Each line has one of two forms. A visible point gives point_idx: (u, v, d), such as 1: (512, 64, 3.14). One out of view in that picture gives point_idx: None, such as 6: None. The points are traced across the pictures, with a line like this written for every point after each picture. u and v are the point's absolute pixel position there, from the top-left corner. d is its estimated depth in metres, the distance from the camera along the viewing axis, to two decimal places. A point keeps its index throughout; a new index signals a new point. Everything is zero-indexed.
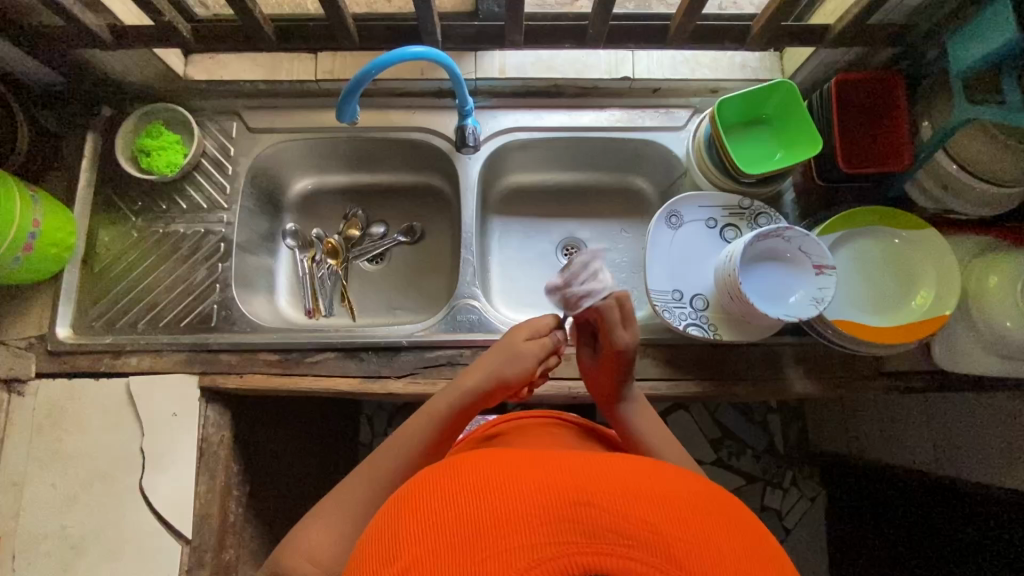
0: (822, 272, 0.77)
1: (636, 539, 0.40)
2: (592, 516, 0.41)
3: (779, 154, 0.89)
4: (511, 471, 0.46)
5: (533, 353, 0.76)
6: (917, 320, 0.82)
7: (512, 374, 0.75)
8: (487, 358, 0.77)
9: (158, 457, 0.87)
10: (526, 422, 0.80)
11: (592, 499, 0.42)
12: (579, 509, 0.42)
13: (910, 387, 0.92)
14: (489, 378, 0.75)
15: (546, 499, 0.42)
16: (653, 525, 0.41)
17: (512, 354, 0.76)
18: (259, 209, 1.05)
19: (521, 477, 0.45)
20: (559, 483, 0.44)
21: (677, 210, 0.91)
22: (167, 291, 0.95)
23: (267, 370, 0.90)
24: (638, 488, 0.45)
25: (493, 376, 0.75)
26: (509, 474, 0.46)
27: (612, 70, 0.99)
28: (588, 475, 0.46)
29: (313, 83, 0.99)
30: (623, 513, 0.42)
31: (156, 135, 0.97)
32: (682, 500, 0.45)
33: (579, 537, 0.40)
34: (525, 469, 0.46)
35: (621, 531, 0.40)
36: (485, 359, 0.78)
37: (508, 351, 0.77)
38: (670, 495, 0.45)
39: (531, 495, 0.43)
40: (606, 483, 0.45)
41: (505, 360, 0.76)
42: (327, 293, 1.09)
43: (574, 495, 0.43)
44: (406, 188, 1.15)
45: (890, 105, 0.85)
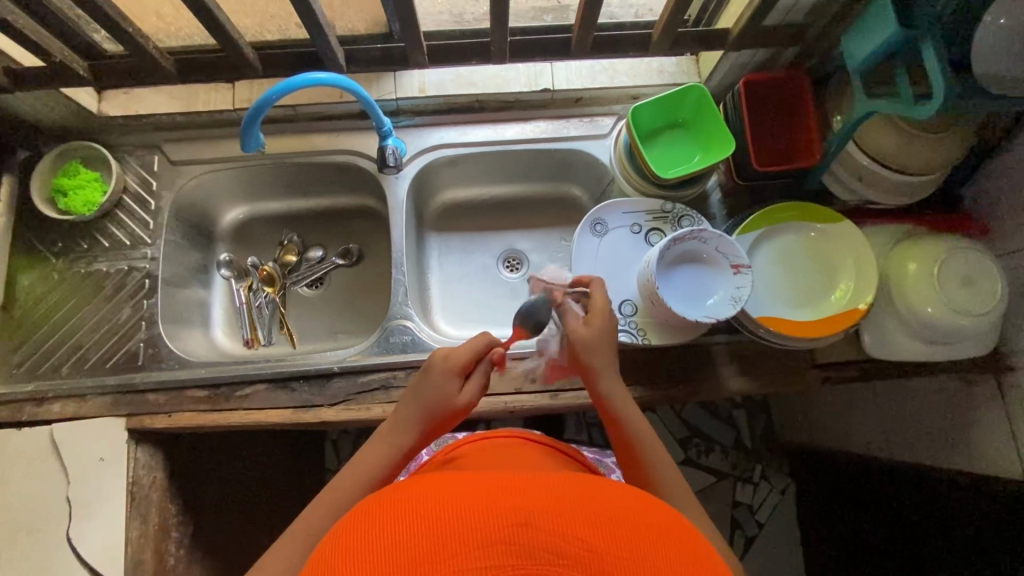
0: (740, 272, 0.78)
1: (571, 559, 0.38)
2: (526, 536, 0.39)
3: (697, 157, 0.90)
4: (441, 493, 0.43)
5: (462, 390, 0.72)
6: (837, 313, 0.83)
7: (436, 421, 0.71)
8: (411, 407, 0.72)
9: (86, 504, 0.84)
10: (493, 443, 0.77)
11: (526, 517, 0.40)
12: (512, 528, 0.39)
13: (846, 377, 0.93)
14: (418, 432, 0.71)
15: (478, 520, 0.40)
16: (591, 544, 0.39)
17: (436, 405, 0.71)
18: (187, 242, 1.04)
19: (451, 499, 0.42)
20: (490, 502, 0.41)
21: (601, 218, 0.91)
22: (90, 333, 0.93)
23: (197, 406, 0.88)
24: (574, 502, 0.42)
25: (424, 427, 0.71)
26: (438, 497, 0.43)
27: (532, 83, 1.00)
28: (520, 490, 0.43)
29: (231, 112, 0.98)
30: (560, 531, 0.39)
31: (73, 174, 0.95)
32: (620, 512, 0.43)
33: (511, 560, 0.38)
34: (455, 489, 0.44)
35: (556, 551, 0.38)
36: (407, 407, 0.73)
37: (430, 400, 0.72)
38: (607, 507, 0.43)
39: (460, 518, 0.40)
40: (542, 498, 0.42)
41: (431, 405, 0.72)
42: (265, 322, 1.07)
43: (506, 513, 0.40)
44: (342, 210, 1.14)
45: (797, 103, 0.86)
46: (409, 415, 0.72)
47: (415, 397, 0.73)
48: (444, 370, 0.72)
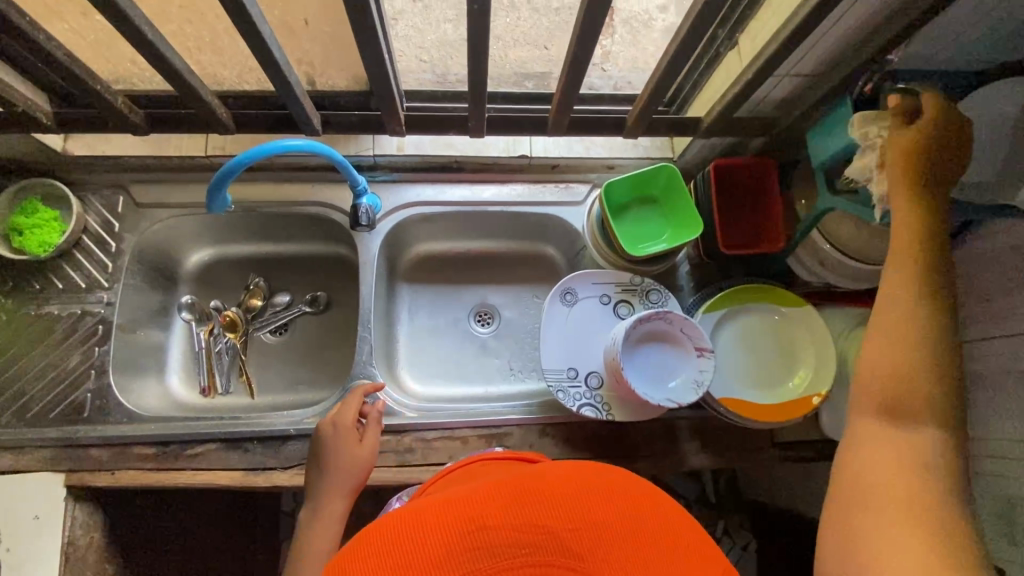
0: (703, 356, 0.80)
1: (534, 546, 0.43)
2: (502, 536, 0.43)
3: (665, 235, 0.92)
4: (410, 515, 0.46)
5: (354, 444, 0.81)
6: (796, 399, 0.84)
7: (354, 474, 0.79)
8: (325, 471, 0.79)
9: (14, 567, 0.80)
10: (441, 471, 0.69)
11: (496, 524, 0.44)
12: (492, 535, 0.43)
13: (804, 457, 0.94)
14: (343, 492, 0.78)
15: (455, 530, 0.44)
16: (548, 527, 0.44)
17: (345, 465, 0.80)
18: (148, 285, 1.01)
19: (421, 521, 0.45)
20: (460, 514, 0.45)
21: (571, 288, 0.92)
22: (35, 380, 0.89)
23: (143, 464, 0.85)
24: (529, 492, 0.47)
25: (346, 487, 0.78)
26: (406, 521, 0.45)
27: (510, 149, 1.01)
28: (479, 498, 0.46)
29: (203, 158, 0.96)
30: (528, 524, 0.44)
31: (30, 212, 0.91)
32: (572, 488, 0.48)
33: (495, 560, 0.42)
34: (420, 510, 0.46)
35: (518, 543, 0.43)
36: (321, 476, 0.80)
37: (338, 461, 0.80)
38: (557, 487, 0.48)
39: (436, 532, 0.44)
40: (504, 499, 0.46)
41: (341, 470, 0.79)
42: (224, 370, 1.04)
43: (479, 522, 0.44)
44: (313, 257, 1.12)
45: (763, 187, 0.88)
46: (325, 484, 0.79)
47: (321, 462, 0.81)
48: (342, 431, 0.82)
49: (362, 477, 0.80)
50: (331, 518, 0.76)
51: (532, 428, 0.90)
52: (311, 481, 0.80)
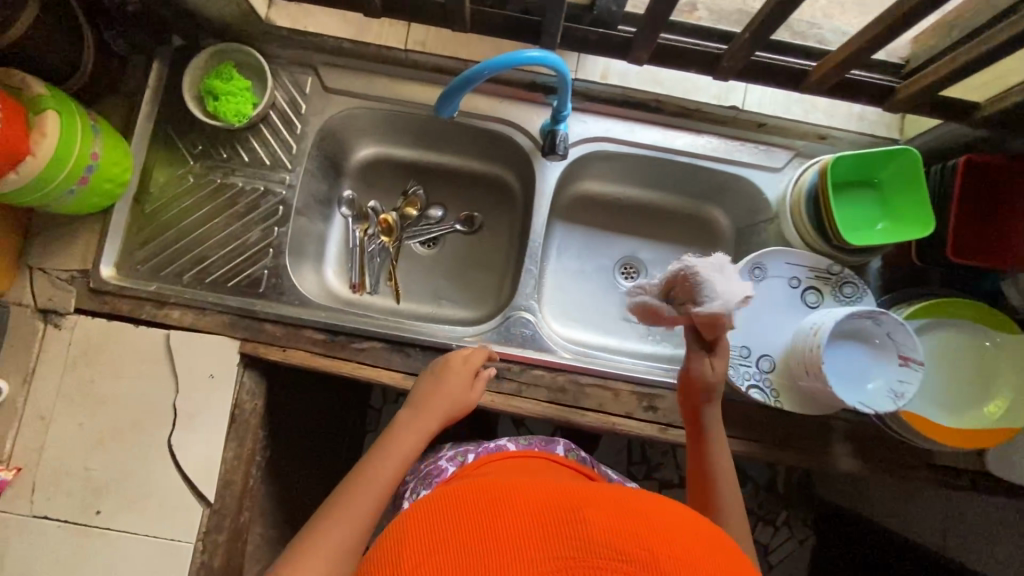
0: (906, 365, 0.74)
1: (632, 555, 0.38)
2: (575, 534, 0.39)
3: (881, 225, 0.84)
4: (478, 498, 0.42)
5: (465, 380, 0.79)
6: (984, 428, 0.80)
7: (455, 408, 0.77)
8: (434, 394, 0.77)
9: (190, 416, 0.86)
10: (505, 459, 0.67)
11: (575, 520, 0.40)
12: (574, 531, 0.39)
13: (957, 485, 0.90)
14: (437, 420, 0.75)
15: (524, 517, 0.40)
16: (644, 541, 0.39)
17: (450, 395, 0.77)
18: (321, 173, 1.00)
19: (481, 504, 0.42)
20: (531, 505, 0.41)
21: (761, 263, 0.86)
22: (217, 247, 0.91)
23: (312, 348, 0.88)
24: (602, 503, 0.42)
25: (443, 416, 0.76)
26: (476, 497, 0.42)
27: (721, 97, 0.93)
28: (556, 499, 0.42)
29: (401, 52, 0.93)
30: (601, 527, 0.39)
31: (226, 78, 0.90)
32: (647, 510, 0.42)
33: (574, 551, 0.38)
34: (485, 494, 0.43)
35: (612, 548, 0.38)
36: (423, 396, 0.77)
37: (448, 389, 0.77)
38: (634, 506, 0.42)
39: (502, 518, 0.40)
40: (579, 500, 0.42)
41: (446, 398, 0.77)
42: (374, 272, 1.05)
43: (551, 518, 0.40)
44: (473, 175, 1.09)
45: (1013, 196, 0.79)
46: (426, 402, 0.76)
47: (432, 381, 0.78)
48: (460, 369, 0.79)
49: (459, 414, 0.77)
50: (418, 437, 0.72)
51: None
52: (414, 397, 0.77)
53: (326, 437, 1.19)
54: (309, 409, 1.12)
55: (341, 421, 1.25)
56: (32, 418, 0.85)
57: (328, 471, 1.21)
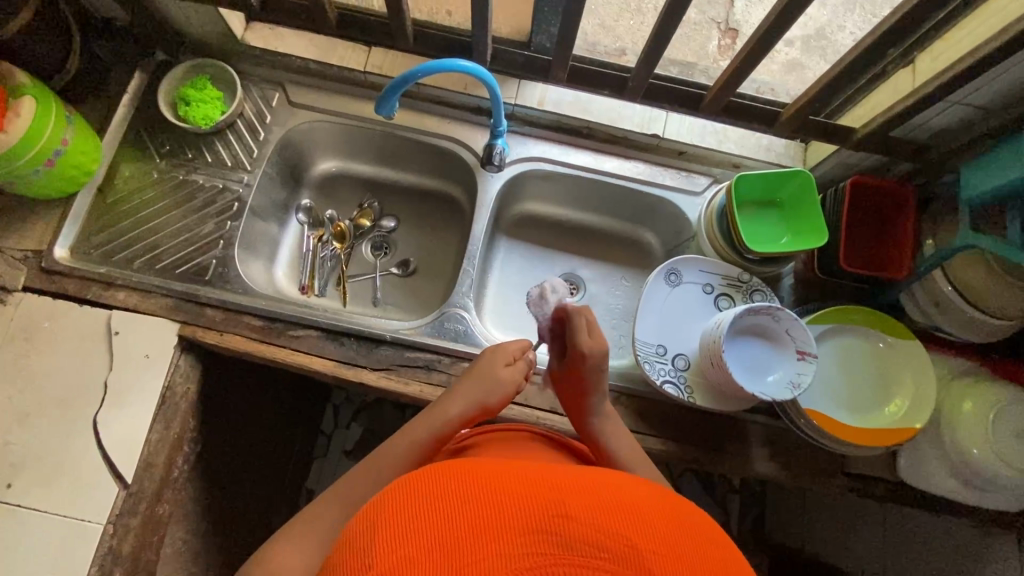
0: (804, 359, 0.79)
1: (611, 552, 0.38)
2: (527, 525, 0.39)
3: (785, 239, 0.92)
4: (403, 487, 0.43)
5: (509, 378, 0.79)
6: (888, 427, 0.84)
7: (488, 398, 0.77)
8: (461, 395, 0.77)
9: (120, 394, 0.87)
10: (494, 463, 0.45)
11: (515, 505, 0.40)
12: (543, 521, 0.39)
13: (872, 494, 0.92)
14: (452, 417, 0.75)
15: (459, 529, 0.38)
16: (626, 538, 0.39)
17: (493, 380, 0.78)
18: (280, 180, 1.08)
19: (410, 504, 0.41)
20: (464, 511, 0.40)
21: (677, 269, 0.93)
22: (171, 237, 0.96)
23: (249, 334, 0.91)
24: (537, 483, 0.42)
25: (473, 403, 0.77)
26: (402, 498, 0.42)
27: (643, 125, 1.04)
28: (488, 477, 0.43)
29: (360, 73, 1.03)
30: (559, 506, 0.40)
31: (200, 88, 1.00)
32: (599, 489, 0.43)
33: (552, 548, 0.38)
34: (412, 489, 0.42)
35: (596, 543, 0.38)
36: (458, 389, 0.78)
37: (492, 380, 0.78)
38: (574, 484, 0.43)
39: (431, 526, 0.39)
40: (522, 486, 0.42)
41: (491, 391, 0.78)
42: (324, 274, 1.10)
43: (490, 506, 0.40)
44: (425, 192, 1.16)
45: (896, 214, 0.88)
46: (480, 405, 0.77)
47: (472, 377, 0.79)
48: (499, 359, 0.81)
49: (496, 406, 0.78)
50: (437, 429, 0.74)
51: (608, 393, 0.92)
52: (475, 381, 0.78)
53: (264, 445, 1.19)
54: (248, 411, 1.12)
55: (283, 430, 1.25)
56: None
57: (262, 481, 1.19)
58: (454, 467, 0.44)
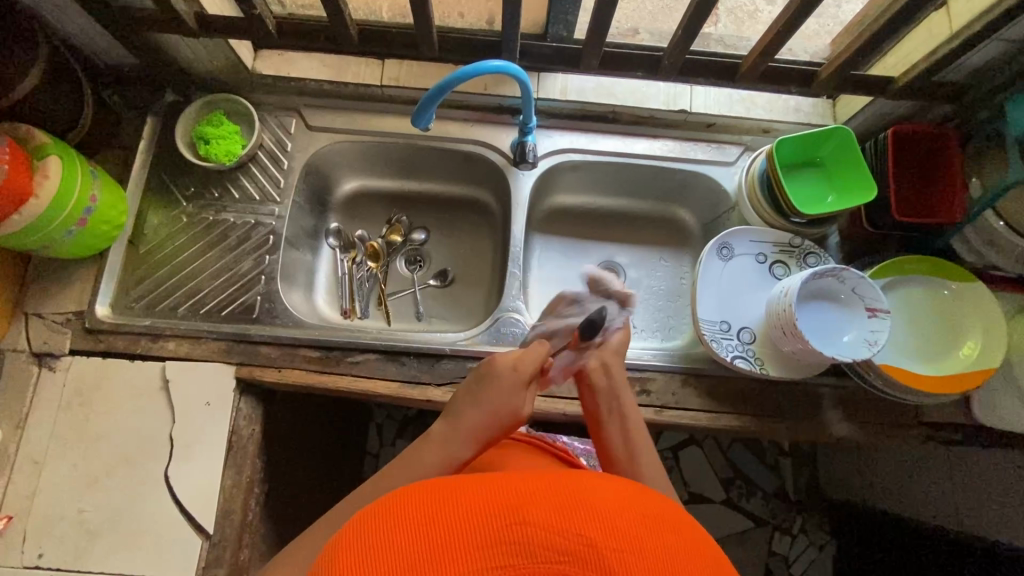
0: (876, 315, 0.78)
1: (574, 556, 0.36)
2: (484, 539, 0.37)
3: (831, 197, 0.91)
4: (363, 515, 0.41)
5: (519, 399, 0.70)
6: (962, 372, 0.83)
7: (494, 422, 0.68)
8: (465, 423, 0.68)
9: (188, 446, 0.85)
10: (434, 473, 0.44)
11: (472, 515, 0.38)
12: (501, 529, 0.37)
13: (949, 439, 0.92)
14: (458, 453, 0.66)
15: (416, 553, 0.37)
16: (588, 537, 0.37)
17: (499, 403, 0.69)
18: (307, 206, 1.06)
19: (367, 531, 0.39)
20: (419, 527, 0.38)
21: (728, 242, 0.91)
22: (211, 279, 0.95)
23: (307, 366, 0.89)
24: (496, 491, 0.40)
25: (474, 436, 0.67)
26: (362, 525, 0.40)
27: (669, 102, 1.03)
28: (444, 489, 0.41)
29: (377, 87, 1.02)
30: (518, 513, 0.38)
31: (216, 124, 0.97)
32: (564, 487, 0.41)
33: (512, 559, 0.37)
34: (369, 517, 0.40)
35: (556, 548, 0.37)
36: (461, 415, 0.69)
37: (495, 404, 0.69)
38: (538, 485, 0.41)
39: (388, 555, 0.37)
40: (480, 493, 0.40)
41: (494, 416, 0.68)
42: (364, 296, 1.08)
43: (445, 524, 0.38)
44: (451, 199, 1.15)
45: (943, 158, 0.87)
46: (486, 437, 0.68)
47: (476, 400, 0.69)
48: (506, 375, 0.71)
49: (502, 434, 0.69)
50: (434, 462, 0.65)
51: (675, 376, 0.91)
52: (477, 408, 0.68)
53: (321, 475, 1.17)
54: (306, 444, 1.11)
55: (339, 457, 1.24)
56: (25, 464, 0.84)
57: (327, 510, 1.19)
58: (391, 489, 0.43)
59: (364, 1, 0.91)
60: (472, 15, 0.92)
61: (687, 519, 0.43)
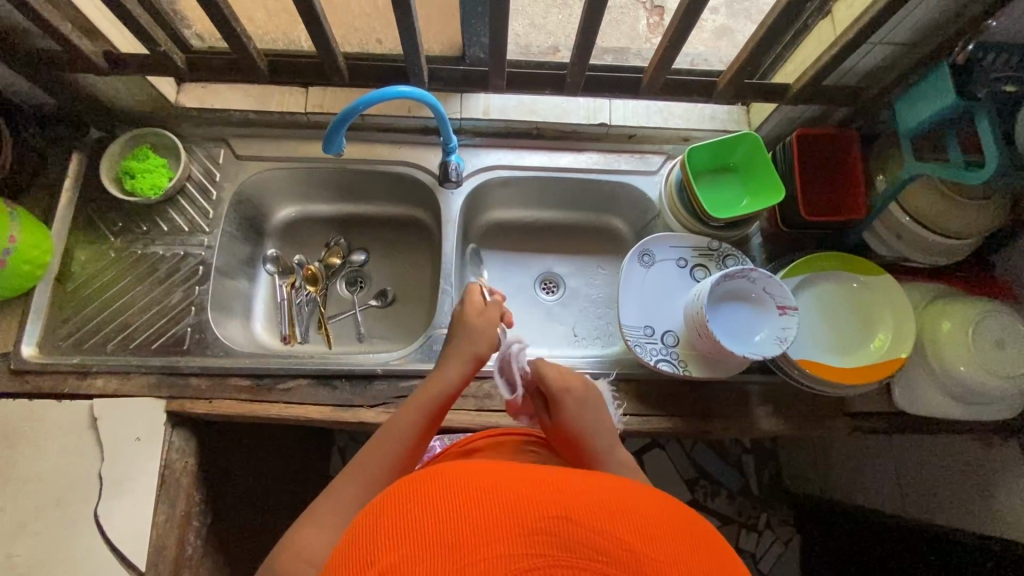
0: (786, 313, 0.81)
1: (611, 556, 0.38)
2: (524, 529, 0.39)
3: (745, 201, 0.94)
4: (410, 490, 0.43)
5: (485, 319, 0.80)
6: (874, 362, 0.86)
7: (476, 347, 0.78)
8: (458, 354, 0.78)
9: (117, 483, 0.85)
10: (499, 468, 0.46)
11: (518, 506, 0.40)
12: (544, 521, 0.39)
13: (874, 428, 0.94)
14: (453, 376, 0.75)
15: (463, 530, 0.39)
16: (625, 541, 0.39)
17: (487, 333, 0.79)
18: (241, 234, 1.06)
19: (413, 506, 0.41)
20: (469, 514, 0.40)
21: (649, 249, 0.94)
22: (141, 313, 0.95)
23: (238, 396, 0.90)
24: (539, 487, 0.43)
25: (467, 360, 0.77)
26: (406, 499, 0.42)
27: (590, 117, 1.05)
28: (488, 481, 0.43)
29: (302, 115, 1.03)
30: (559, 509, 0.40)
31: (142, 158, 0.98)
32: (603, 495, 0.44)
33: (554, 551, 0.38)
34: (418, 489, 0.43)
35: (595, 545, 0.38)
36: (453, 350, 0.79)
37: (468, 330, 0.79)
38: (576, 489, 0.43)
39: (436, 531, 0.39)
40: (527, 489, 0.42)
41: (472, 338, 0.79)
42: (304, 320, 1.09)
43: (492, 509, 0.40)
44: (389, 219, 1.16)
45: (845, 159, 0.91)
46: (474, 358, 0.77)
47: (465, 334, 0.79)
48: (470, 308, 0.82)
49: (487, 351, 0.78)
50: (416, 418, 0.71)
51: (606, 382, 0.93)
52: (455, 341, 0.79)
53: (279, 503, 1.16)
54: (254, 473, 1.10)
55: (294, 484, 1.23)
56: None
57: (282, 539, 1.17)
58: (457, 469, 0.45)
59: (281, 31, 0.93)
60: (390, 42, 0.94)
61: (719, 542, 0.45)
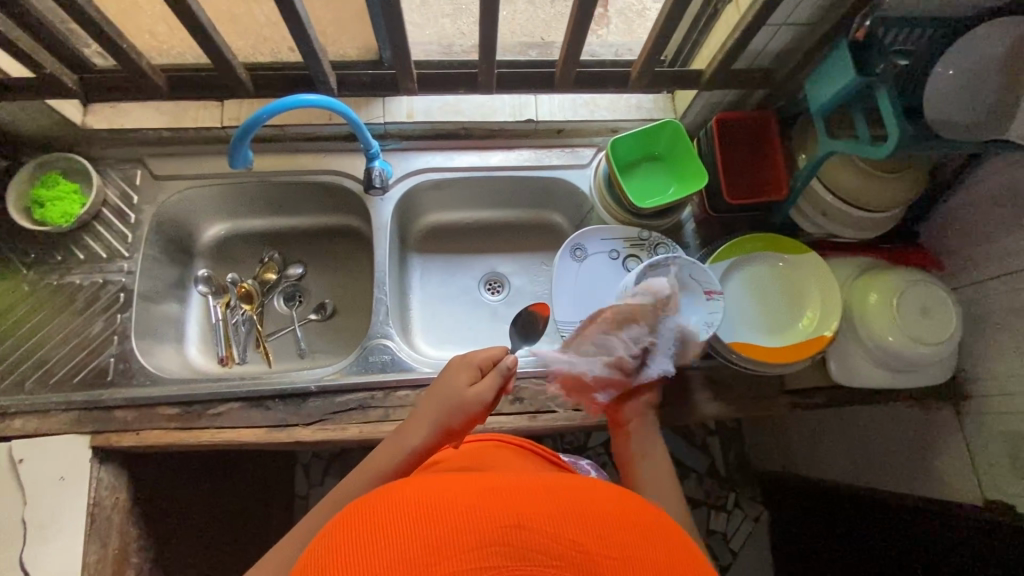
0: (713, 298, 0.82)
1: (564, 560, 0.37)
2: (475, 541, 0.37)
3: (672, 188, 0.94)
4: (358, 514, 0.41)
5: (468, 391, 0.67)
6: (805, 339, 0.87)
7: (449, 420, 0.66)
8: (419, 423, 0.67)
9: (42, 526, 0.81)
10: (455, 478, 0.45)
11: (468, 518, 0.39)
12: (496, 532, 0.38)
13: (813, 403, 0.95)
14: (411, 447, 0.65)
15: (412, 552, 0.37)
16: (578, 542, 0.39)
17: (454, 401, 0.67)
18: (166, 257, 1.02)
19: (361, 533, 0.39)
20: (418, 532, 0.38)
21: (581, 243, 0.94)
22: (59, 346, 0.91)
23: (167, 425, 0.86)
24: (490, 495, 0.41)
25: (435, 429, 0.66)
26: (354, 525, 0.40)
27: (516, 113, 1.04)
28: (436, 495, 0.41)
29: (220, 130, 0.99)
30: (513, 517, 0.39)
31: (52, 185, 0.94)
32: (557, 495, 0.43)
33: (507, 562, 0.37)
34: (373, 512, 0.41)
35: (549, 551, 0.37)
36: (416, 417, 0.68)
37: (441, 396, 0.68)
38: (530, 493, 0.42)
39: (384, 557, 0.37)
40: (477, 500, 0.41)
41: (443, 406, 0.67)
42: (240, 340, 1.05)
43: (441, 524, 0.39)
44: (325, 229, 1.13)
45: (764, 140, 0.92)
46: (446, 433, 0.67)
47: (430, 400, 0.68)
48: (455, 371, 0.69)
49: (461, 427, 0.66)
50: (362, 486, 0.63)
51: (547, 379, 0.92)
52: (422, 407, 0.68)
53: (235, 528, 1.13)
54: (204, 501, 1.06)
55: (252, 507, 1.20)
56: None
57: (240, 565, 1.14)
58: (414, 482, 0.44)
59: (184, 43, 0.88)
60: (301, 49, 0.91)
61: (677, 528, 0.45)
